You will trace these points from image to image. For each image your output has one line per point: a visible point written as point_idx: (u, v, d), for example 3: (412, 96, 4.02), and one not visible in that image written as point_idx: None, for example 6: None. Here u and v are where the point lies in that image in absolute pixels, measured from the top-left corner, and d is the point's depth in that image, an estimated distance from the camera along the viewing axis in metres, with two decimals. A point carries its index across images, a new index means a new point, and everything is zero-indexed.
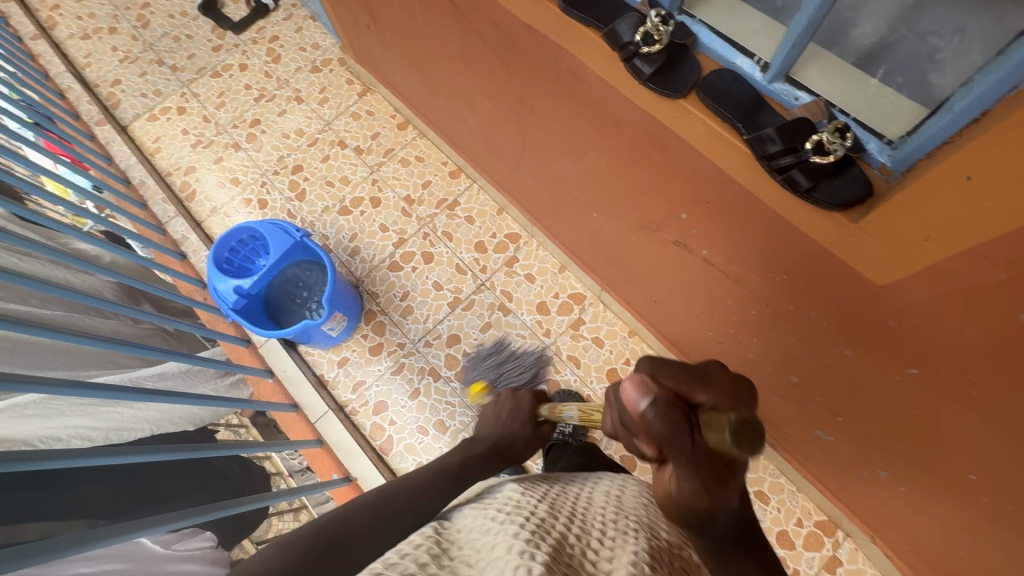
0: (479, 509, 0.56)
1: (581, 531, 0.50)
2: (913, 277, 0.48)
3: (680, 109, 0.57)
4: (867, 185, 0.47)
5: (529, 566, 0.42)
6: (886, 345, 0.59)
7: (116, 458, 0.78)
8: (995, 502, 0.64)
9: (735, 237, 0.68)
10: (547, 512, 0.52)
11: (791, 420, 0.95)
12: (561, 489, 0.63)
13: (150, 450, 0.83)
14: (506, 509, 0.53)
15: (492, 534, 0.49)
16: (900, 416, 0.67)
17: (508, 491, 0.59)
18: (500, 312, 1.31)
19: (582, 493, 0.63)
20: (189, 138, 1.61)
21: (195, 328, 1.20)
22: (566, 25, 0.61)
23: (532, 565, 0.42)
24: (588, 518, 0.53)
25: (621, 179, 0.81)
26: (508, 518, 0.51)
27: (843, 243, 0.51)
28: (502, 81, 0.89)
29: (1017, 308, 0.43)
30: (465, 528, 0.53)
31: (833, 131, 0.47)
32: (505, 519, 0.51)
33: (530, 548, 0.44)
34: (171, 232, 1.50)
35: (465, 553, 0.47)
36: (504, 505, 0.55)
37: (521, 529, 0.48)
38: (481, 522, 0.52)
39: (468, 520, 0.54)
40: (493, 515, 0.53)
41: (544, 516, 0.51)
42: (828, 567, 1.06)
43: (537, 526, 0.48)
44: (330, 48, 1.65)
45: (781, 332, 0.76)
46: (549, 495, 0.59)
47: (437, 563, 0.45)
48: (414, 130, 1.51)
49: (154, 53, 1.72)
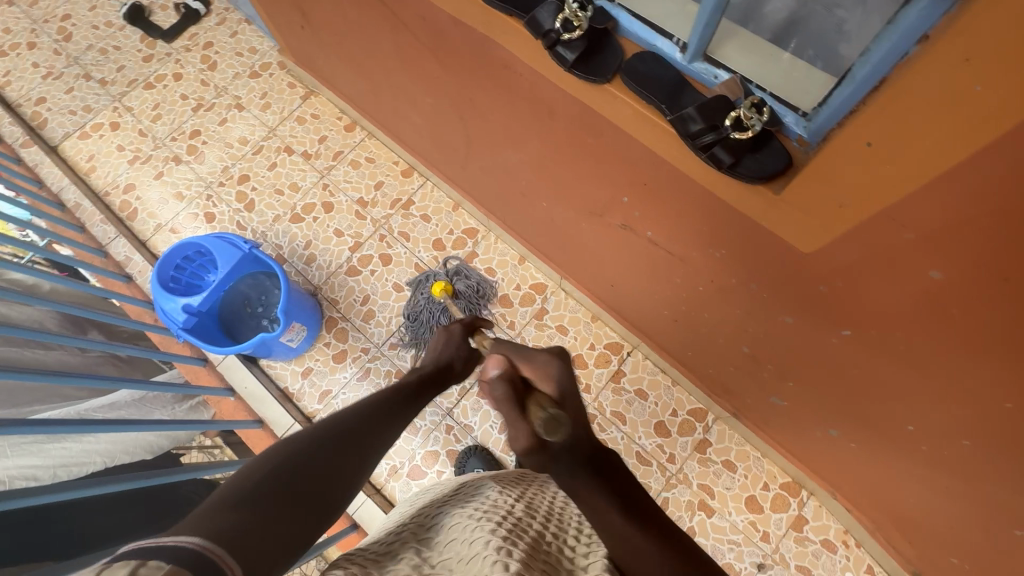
0: (456, 509, 0.58)
1: (549, 533, 0.55)
2: (834, 243, 0.50)
3: (607, 94, 0.57)
4: (786, 155, 0.49)
5: (506, 562, 0.45)
6: (820, 310, 0.61)
7: (70, 494, 0.75)
8: (931, 449, 0.67)
9: (675, 217, 0.69)
10: (522, 512, 0.56)
11: (747, 389, 0.98)
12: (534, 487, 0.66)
13: (113, 480, 0.81)
14: (483, 508, 0.56)
15: (469, 531, 0.52)
16: (842, 377, 0.70)
17: (483, 489, 0.62)
18: None
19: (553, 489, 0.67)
20: (125, 154, 1.54)
21: (146, 351, 1.15)
22: (490, 16, 0.61)
23: (509, 562, 0.45)
24: (562, 517, 0.59)
25: (564, 167, 0.81)
26: (484, 516, 0.54)
27: (771, 214, 0.53)
28: (439, 76, 0.88)
29: (929, 265, 0.45)
30: (443, 530, 0.55)
31: (750, 106, 0.48)
32: (482, 516, 0.54)
33: (506, 545, 0.48)
34: (113, 254, 1.43)
35: (445, 557, 0.50)
36: (479, 503, 0.58)
37: (496, 527, 0.51)
38: (457, 523, 0.55)
39: (443, 523, 0.56)
40: (470, 513, 0.55)
41: (520, 516, 0.55)
42: (796, 526, 1.10)
43: (512, 524, 0.53)
44: (268, 52, 1.60)
45: (727, 306, 0.78)
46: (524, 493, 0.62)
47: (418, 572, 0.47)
48: (362, 131, 1.48)
49: (80, 67, 1.64)
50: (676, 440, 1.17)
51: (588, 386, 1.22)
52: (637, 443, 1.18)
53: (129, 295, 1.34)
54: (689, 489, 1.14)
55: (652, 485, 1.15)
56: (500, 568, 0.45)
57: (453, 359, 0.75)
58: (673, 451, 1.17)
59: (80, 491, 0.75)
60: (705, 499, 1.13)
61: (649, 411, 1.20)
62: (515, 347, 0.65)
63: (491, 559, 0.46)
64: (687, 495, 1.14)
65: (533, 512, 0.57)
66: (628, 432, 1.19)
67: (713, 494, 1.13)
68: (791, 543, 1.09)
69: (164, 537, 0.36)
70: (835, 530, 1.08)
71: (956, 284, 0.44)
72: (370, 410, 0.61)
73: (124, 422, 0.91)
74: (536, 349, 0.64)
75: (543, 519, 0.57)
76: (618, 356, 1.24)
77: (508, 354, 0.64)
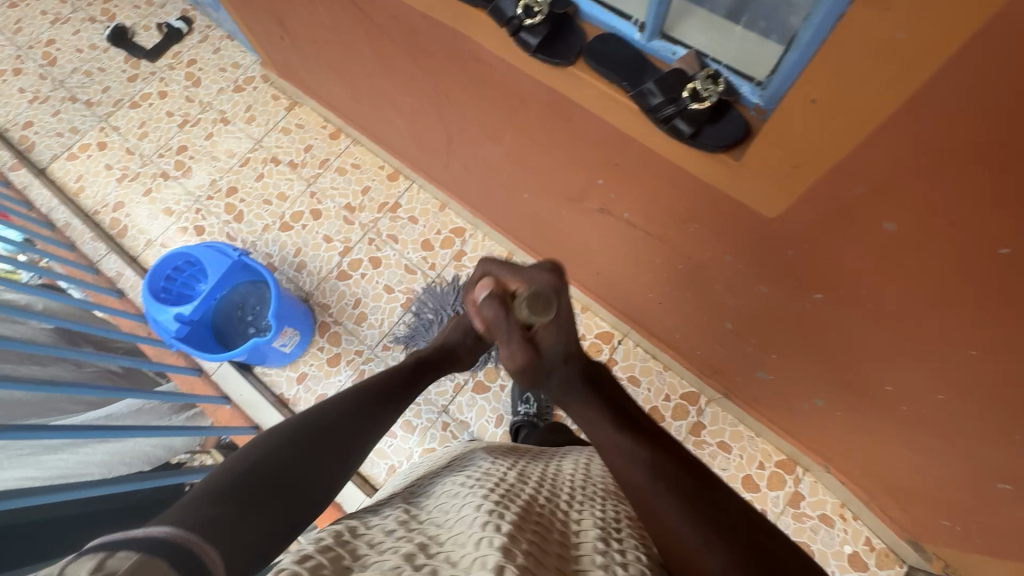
0: (451, 477, 0.60)
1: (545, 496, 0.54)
2: (795, 204, 0.52)
3: (571, 76, 0.59)
4: (745, 124, 0.51)
5: (496, 522, 0.44)
6: (792, 276, 0.63)
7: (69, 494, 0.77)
8: (911, 408, 0.69)
9: (648, 196, 0.71)
10: (516, 478, 0.56)
11: (735, 367, 0.99)
12: (532, 459, 0.66)
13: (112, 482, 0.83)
14: (476, 475, 0.57)
15: (461, 496, 0.52)
16: (821, 343, 0.71)
17: (479, 460, 0.63)
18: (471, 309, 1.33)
19: (554, 463, 0.69)
20: (113, 172, 1.56)
21: (140, 363, 1.16)
22: (457, 9, 0.63)
23: (500, 523, 0.44)
24: (557, 484, 0.59)
25: (540, 156, 0.83)
26: (478, 481, 0.55)
27: (734, 182, 0.54)
28: (414, 75, 0.90)
29: (883, 217, 0.46)
30: (437, 496, 0.56)
31: (705, 78, 0.51)
32: (474, 482, 0.54)
33: (498, 508, 0.47)
34: (105, 270, 1.44)
35: (435, 517, 0.50)
36: (474, 472, 0.59)
37: (489, 491, 0.51)
38: (450, 488, 0.56)
39: (439, 491, 0.57)
40: (464, 480, 0.56)
41: (513, 482, 0.55)
42: (793, 502, 1.11)
43: (504, 489, 0.52)
44: (251, 66, 1.62)
45: (706, 281, 0.80)
46: (519, 464, 0.64)
47: (406, 528, 0.47)
48: (347, 138, 1.50)
49: (66, 90, 1.66)
50: (671, 424, 1.19)
51: None
52: None
53: (122, 310, 1.35)
54: None
55: None
56: (489, 526, 0.44)
57: (458, 343, 0.83)
58: (668, 436, 1.18)
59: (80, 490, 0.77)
60: None
61: (643, 397, 1.21)
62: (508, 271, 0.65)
63: (482, 520, 0.45)
64: None
65: (525, 479, 0.57)
66: None
67: None
68: (789, 519, 1.10)
69: (135, 529, 0.36)
70: (832, 505, 1.09)
71: (909, 234, 0.46)
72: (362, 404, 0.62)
73: (121, 428, 0.93)
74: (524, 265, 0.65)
75: (536, 484, 0.57)
76: (609, 346, 1.25)
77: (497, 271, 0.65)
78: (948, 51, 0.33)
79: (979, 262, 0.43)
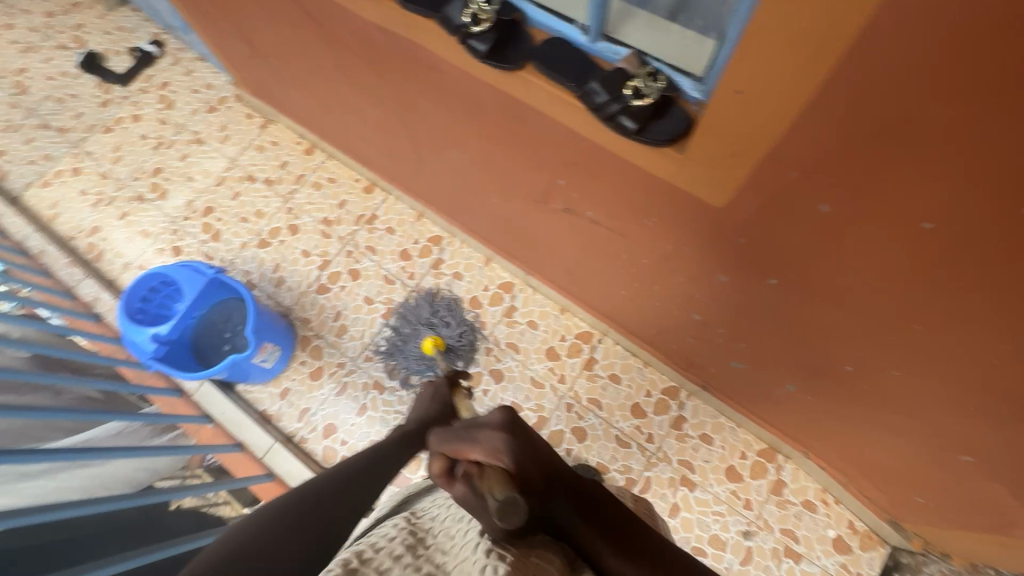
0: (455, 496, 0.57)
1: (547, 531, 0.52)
2: (738, 192, 0.54)
3: (522, 80, 0.61)
4: (687, 119, 0.53)
5: (502, 554, 0.42)
6: (748, 263, 0.65)
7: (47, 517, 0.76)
8: (871, 386, 0.71)
9: (607, 193, 0.73)
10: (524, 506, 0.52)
11: (708, 358, 1.01)
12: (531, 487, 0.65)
13: (91, 504, 0.83)
14: None
15: (467, 521, 0.49)
16: (782, 328, 0.73)
17: None
18: (492, 355, 1.28)
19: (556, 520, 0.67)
20: (88, 198, 1.55)
21: (118, 386, 1.14)
22: (410, 19, 0.65)
23: (505, 551, 0.42)
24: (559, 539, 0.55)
25: (503, 159, 0.85)
26: None
27: (681, 173, 0.56)
28: (378, 86, 0.92)
29: (818, 200, 0.49)
30: (440, 517, 0.52)
31: (645, 76, 0.52)
32: None
33: (503, 536, 0.45)
34: (81, 295, 1.44)
35: (440, 541, 0.48)
36: None
37: None
38: (456, 511, 0.52)
39: (442, 511, 0.54)
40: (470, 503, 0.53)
41: None
42: (776, 490, 1.12)
43: None
44: (224, 86, 1.63)
45: (670, 274, 0.81)
46: None
47: (412, 553, 0.45)
48: (322, 153, 1.52)
49: (38, 118, 1.66)
50: (653, 420, 1.20)
51: (562, 376, 1.25)
52: (615, 427, 1.20)
53: (100, 333, 1.34)
54: (669, 466, 1.17)
55: (633, 466, 1.17)
56: (495, 558, 0.41)
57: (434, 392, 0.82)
58: (651, 431, 1.19)
59: (59, 511, 0.77)
60: (686, 474, 1.16)
61: (624, 394, 1.22)
62: (457, 433, 0.53)
63: (486, 547, 0.43)
64: (668, 472, 1.16)
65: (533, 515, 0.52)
66: (606, 417, 1.21)
67: (693, 468, 1.16)
68: (773, 507, 1.11)
69: None
70: (814, 490, 1.11)
71: (842, 214, 0.48)
72: (374, 454, 0.63)
73: (100, 449, 0.93)
74: (478, 428, 0.51)
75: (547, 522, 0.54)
76: (589, 345, 1.26)
77: (454, 444, 0.51)
78: (849, 36, 0.35)
79: (906, 236, 0.45)
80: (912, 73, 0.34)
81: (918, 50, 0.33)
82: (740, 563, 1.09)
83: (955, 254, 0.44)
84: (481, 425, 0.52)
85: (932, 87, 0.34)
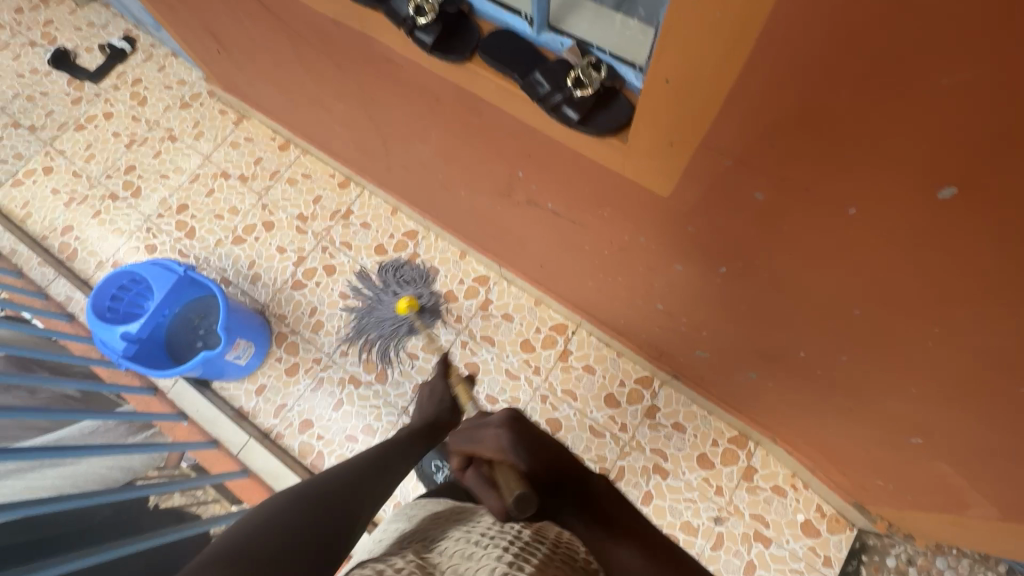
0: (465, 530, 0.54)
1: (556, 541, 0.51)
2: (681, 181, 0.55)
3: (470, 72, 0.61)
4: (629, 108, 0.54)
5: None
6: (699, 251, 0.66)
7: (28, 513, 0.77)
8: (824, 371, 0.72)
9: (563, 184, 0.73)
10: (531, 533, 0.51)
11: (675, 347, 1.02)
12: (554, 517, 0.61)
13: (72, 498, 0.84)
14: (493, 529, 0.52)
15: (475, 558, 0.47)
16: (737, 315, 0.74)
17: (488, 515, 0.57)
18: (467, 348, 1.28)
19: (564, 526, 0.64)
20: (60, 196, 1.54)
21: (91, 385, 1.14)
22: (360, 12, 0.65)
23: None
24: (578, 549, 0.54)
25: (465, 152, 0.85)
26: (494, 540, 0.49)
27: (626, 163, 0.57)
28: (340, 80, 0.91)
29: (753, 187, 0.49)
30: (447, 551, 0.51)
31: (586, 65, 0.52)
32: (489, 542, 0.49)
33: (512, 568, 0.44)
34: (54, 295, 1.43)
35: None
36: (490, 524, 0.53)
37: (504, 550, 0.46)
38: (463, 546, 0.50)
39: (449, 545, 0.52)
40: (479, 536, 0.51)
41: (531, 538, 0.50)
42: (746, 476, 1.14)
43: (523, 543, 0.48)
44: (197, 82, 1.62)
45: (631, 264, 0.82)
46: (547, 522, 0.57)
47: None
48: (297, 148, 1.51)
49: (7, 116, 1.63)
50: (626, 409, 1.21)
51: (537, 368, 1.26)
52: (589, 417, 1.21)
53: (72, 333, 1.33)
54: (643, 455, 1.18)
55: (607, 456, 1.18)
56: None
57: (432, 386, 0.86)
58: (625, 421, 1.20)
59: (40, 507, 0.78)
60: (659, 462, 1.17)
61: (598, 384, 1.23)
62: (468, 429, 0.56)
63: None
64: (641, 461, 1.18)
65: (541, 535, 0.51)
66: (580, 408, 1.22)
67: (666, 456, 1.17)
68: (743, 493, 1.13)
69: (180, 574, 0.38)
70: (783, 476, 1.13)
71: (776, 201, 0.49)
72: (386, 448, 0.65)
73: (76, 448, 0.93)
74: (484, 426, 0.54)
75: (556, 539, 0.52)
76: (563, 337, 1.27)
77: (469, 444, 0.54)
78: (759, 23, 0.35)
79: (836, 221, 0.46)
80: (819, 59, 0.35)
81: (819, 36, 0.33)
82: (711, 548, 1.11)
83: (882, 238, 0.45)
84: (487, 422, 0.55)
85: (837, 72, 0.35)
